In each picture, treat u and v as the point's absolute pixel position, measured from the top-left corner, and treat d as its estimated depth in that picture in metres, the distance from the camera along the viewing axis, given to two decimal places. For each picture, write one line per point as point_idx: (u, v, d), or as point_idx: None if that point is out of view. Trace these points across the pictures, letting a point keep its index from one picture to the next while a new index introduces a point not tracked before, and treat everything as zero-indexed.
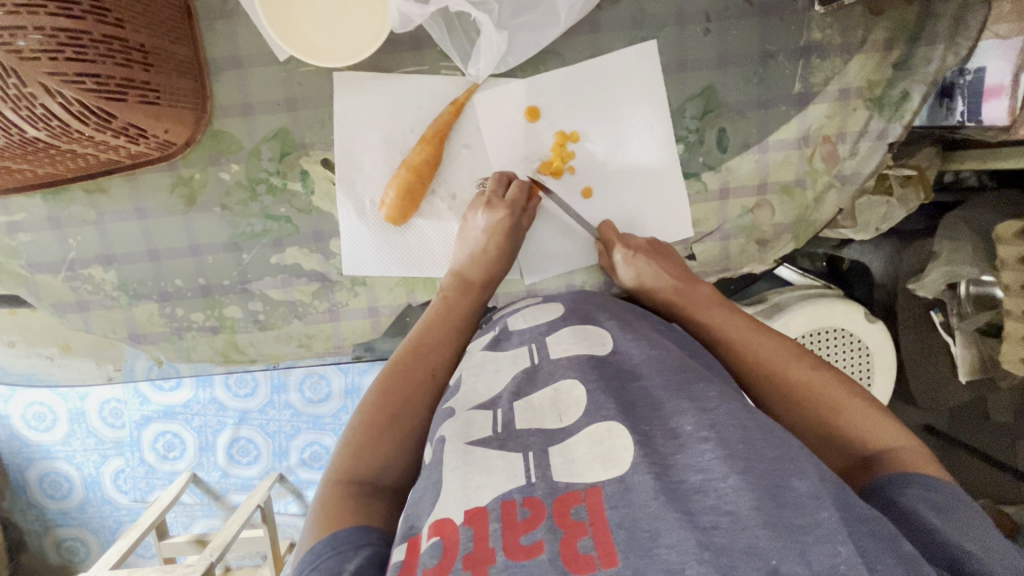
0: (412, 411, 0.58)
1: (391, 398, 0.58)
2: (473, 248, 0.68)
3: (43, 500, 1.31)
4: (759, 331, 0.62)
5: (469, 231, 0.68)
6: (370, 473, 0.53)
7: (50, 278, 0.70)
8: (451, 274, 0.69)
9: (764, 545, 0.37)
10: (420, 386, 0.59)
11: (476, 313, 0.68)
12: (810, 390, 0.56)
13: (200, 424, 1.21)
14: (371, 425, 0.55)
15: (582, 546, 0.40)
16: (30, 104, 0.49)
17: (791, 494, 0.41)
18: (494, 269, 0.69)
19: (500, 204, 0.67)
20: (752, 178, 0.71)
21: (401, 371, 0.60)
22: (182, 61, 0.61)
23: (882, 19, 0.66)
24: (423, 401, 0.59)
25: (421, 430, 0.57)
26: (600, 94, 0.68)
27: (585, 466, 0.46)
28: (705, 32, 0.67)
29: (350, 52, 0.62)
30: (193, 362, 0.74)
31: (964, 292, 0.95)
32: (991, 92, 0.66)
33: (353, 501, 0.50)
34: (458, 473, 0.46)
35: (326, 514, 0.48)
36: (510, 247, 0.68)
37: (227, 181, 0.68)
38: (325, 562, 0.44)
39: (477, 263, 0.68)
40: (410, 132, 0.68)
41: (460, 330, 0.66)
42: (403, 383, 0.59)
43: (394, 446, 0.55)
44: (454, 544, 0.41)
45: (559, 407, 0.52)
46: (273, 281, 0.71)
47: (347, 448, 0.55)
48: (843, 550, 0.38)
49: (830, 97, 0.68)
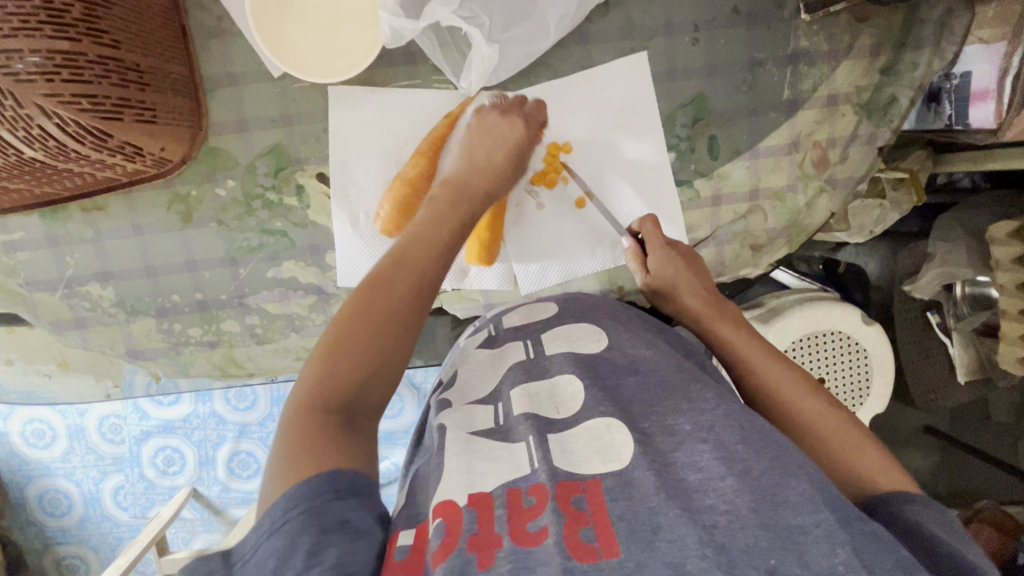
0: (393, 326, 0.50)
1: (370, 309, 0.49)
2: (476, 158, 0.63)
3: (42, 519, 1.30)
4: (772, 357, 0.61)
5: (479, 134, 0.64)
6: (348, 394, 0.47)
7: (48, 296, 0.71)
8: (448, 181, 0.62)
9: (762, 545, 0.39)
10: (403, 296, 0.51)
11: (471, 222, 0.59)
12: (820, 425, 0.56)
13: (201, 439, 1.20)
14: (346, 341, 0.48)
15: (584, 535, 0.40)
16: (26, 125, 0.49)
17: (787, 494, 0.42)
18: (495, 181, 0.63)
19: (516, 113, 0.65)
20: (744, 183, 0.71)
21: (382, 280, 0.51)
22: (178, 79, 0.62)
23: (868, 26, 0.67)
24: (406, 315, 0.51)
25: (402, 349, 0.50)
26: (592, 105, 0.69)
27: (583, 459, 0.47)
28: (694, 42, 0.68)
29: (294, 62, 0.62)
30: (191, 377, 0.75)
31: (959, 293, 0.95)
32: (978, 96, 0.67)
33: (333, 433, 0.45)
34: (462, 458, 0.49)
35: (300, 443, 0.43)
36: (516, 165, 0.65)
37: (223, 197, 0.69)
38: (323, 505, 0.40)
39: (480, 175, 0.62)
40: (405, 145, 0.69)
41: (454, 241, 0.56)
42: (384, 293, 0.50)
43: (373, 365, 0.48)
44: (458, 526, 0.41)
45: (555, 398, 0.55)
46: (270, 295, 0.72)
47: (317, 361, 0.48)
48: (841, 551, 0.39)
49: (819, 103, 0.69)
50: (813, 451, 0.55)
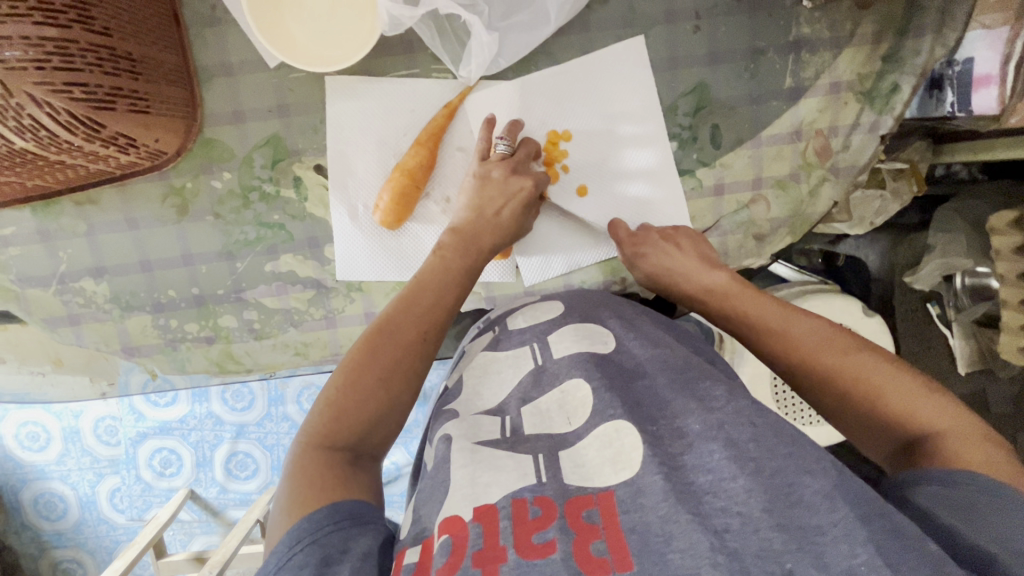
0: (402, 378, 0.54)
1: (378, 358, 0.54)
2: (482, 206, 0.64)
3: (37, 523, 1.28)
4: (795, 315, 0.61)
5: (485, 182, 0.66)
6: (357, 437, 0.51)
7: (40, 292, 0.70)
8: (451, 230, 0.64)
9: (778, 549, 0.39)
10: (410, 348, 0.56)
11: (472, 274, 0.63)
12: (849, 375, 0.55)
13: (198, 440, 1.19)
14: (355, 390, 0.52)
15: (596, 549, 0.41)
16: (17, 115, 0.48)
17: (804, 493, 0.42)
18: (504, 235, 0.65)
19: (526, 174, 0.66)
20: (747, 173, 0.70)
21: (390, 329, 0.56)
22: (172, 69, 0.61)
23: (870, 13, 0.66)
24: (412, 366, 0.55)
25: (407, 397, 0.54)
26: (590, 91, 0.69)
27: (595, 470, 0.48)
28: (695, 30, 0.67)
29: (268, 33, 0.59)
30: (187, 374, 0.73)
31: (960, 284, 0.93)
32: (980, 82, 0.66)
33: (338, 469, 0.48)
34: (467, 471, 0.48)
35: (307, 483, 0.47)
36: (520, 224, 0.67)
37: (219, 189, 0.68)
38: (325, 536, 0.43)
39: (485, 225, 0.64)
40: (403, 136, 0.68)
41: (455, 290, 0.61)
42: (391, 344, 0.55)
43: (380, 411, 0.52)
44: (464, 542, 0.42)
45: (566, 408, 0.55)
46: (268, 289, 0.71)
47: (324, 410, 0.51)
48: (862, 550, 0.38)
49: (821, 91, 0.68)
50: (836, 414, 0.56)
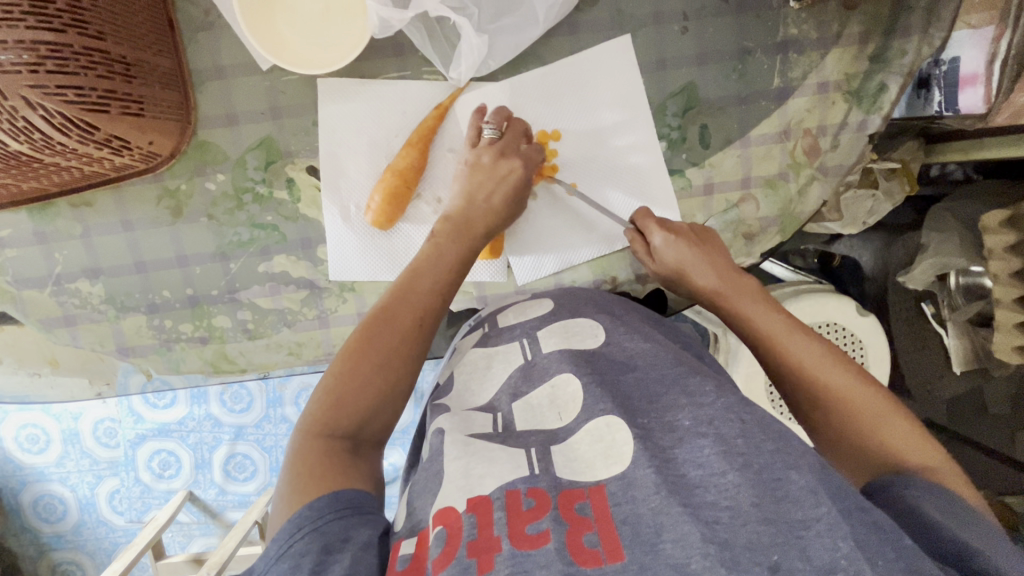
0: (399, 364, 0.55)
1: (375, 347, 0.54)
2: (474, 194, 0.65)
3: (36, 525, 1.29)
4: (797, 333, 0.59)
5: (476, 168, 0.65)
6: (354, 424, 0.52)
7: (37, 293, 0.70)
8: (443, 218, 0.65)
9: (763, 541, 0.39)
10: (407, 337, 0.56)
11: (468, 261, 0.63)
12: (850, 403, 0.54)
13: (196, 442, 1.20)
14: (352, 377, 0.53)
15: (587, 541, 0.41)
16: (11, 118, 0.48)
17: (788, 488, 0.42)
18: (499, 218, 0.65)
19: (515, 153, 0.66)
20: (736, 172, 0.71)
21: (388, 318, 0.56)
22: (165, 72, 0.62)
23: (856, 14, 0.67)
24: (409, 352, 0.56)
25: (404, 386, 0.55)
26: (579, 92, 0.69)
27: (588, 465, 0.48)
28: (683, 31, 0.68)
29: (265, 44, 0.60)
30: (182, 373, 0.74)
31: (953, 283, 0.95)
32: (967, 80, 0.67)
33: (338, 457, 0.49)
34: (460, 463, 0.49)
35: (309, 471, 0.47)
36: (514, 208, 0.66)
37: (213, 190, 0.69)
38: (326, 524, 0.44)
39: (477, 211, 0.64)
40: (395, 136, 0.69)
41: (450, 279, 0.61)
42: (389, 332, 0.55)
43: (378, 400, 0.53)
44: (458, 532, 0.43)
45: (558, 404, 0.55)
46: (261, 290, 0.71)
47: (324, 398, 0.52)
48: (843, 544, 0.39)
49: (809, 91, 0.69)
50: (828, 433, 0.56)
